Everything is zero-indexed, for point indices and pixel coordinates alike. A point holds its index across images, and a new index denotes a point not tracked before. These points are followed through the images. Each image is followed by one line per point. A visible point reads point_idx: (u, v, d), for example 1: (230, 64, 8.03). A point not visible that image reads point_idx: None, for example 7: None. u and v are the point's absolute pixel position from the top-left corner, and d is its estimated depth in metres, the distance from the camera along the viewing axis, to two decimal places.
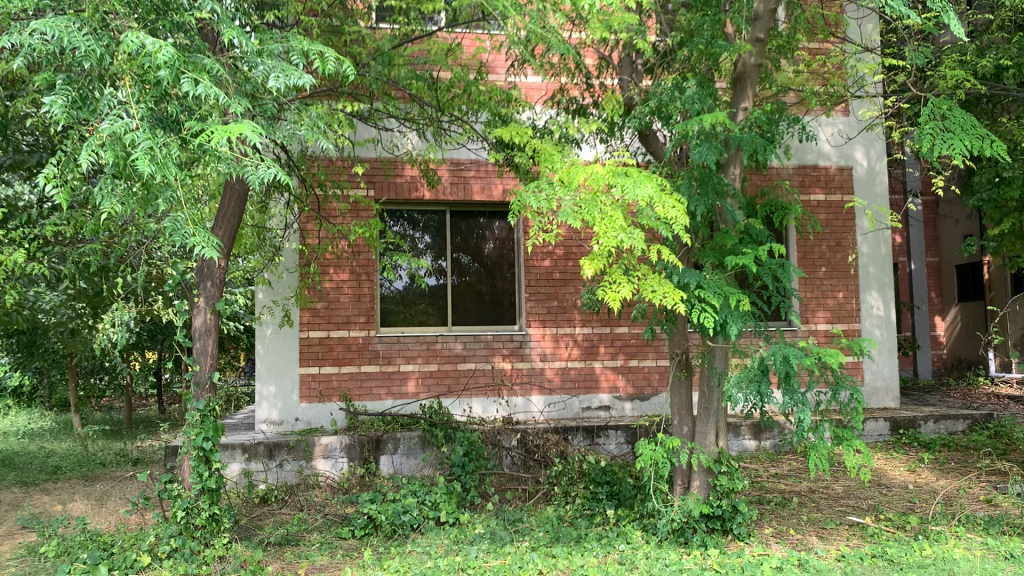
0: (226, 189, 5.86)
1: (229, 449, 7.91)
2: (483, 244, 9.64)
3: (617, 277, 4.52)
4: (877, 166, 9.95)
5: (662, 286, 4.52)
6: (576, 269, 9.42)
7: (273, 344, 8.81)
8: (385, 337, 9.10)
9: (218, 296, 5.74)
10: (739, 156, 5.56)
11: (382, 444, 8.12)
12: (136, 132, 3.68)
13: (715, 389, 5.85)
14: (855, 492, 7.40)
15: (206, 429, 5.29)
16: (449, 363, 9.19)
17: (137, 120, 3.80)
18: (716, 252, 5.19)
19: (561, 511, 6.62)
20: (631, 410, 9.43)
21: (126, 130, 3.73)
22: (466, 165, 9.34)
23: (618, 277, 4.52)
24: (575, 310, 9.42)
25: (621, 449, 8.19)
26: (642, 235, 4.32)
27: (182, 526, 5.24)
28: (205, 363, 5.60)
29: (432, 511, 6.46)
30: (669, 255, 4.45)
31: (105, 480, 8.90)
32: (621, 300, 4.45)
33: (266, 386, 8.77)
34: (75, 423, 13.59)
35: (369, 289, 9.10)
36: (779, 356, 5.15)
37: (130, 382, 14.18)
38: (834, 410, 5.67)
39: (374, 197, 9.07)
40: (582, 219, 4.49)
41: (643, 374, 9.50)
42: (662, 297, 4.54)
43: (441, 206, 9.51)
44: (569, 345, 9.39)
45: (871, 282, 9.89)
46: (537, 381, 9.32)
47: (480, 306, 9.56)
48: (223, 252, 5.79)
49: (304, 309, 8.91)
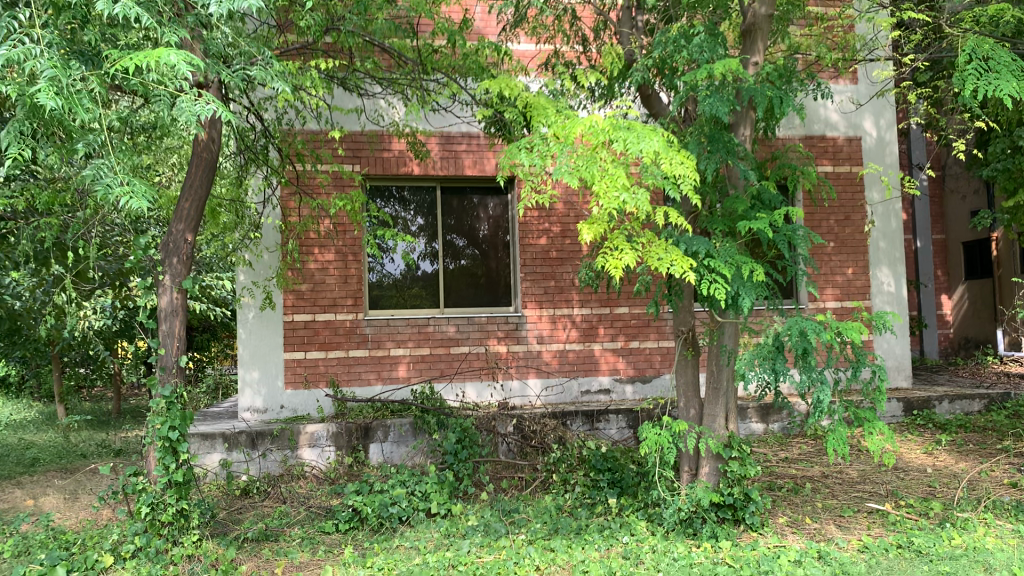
0: (194, 158, 5.44)
1: (206, 440, 7.49)
2: (476, 223, 9.20)
3: (620, 244, 4.08)
4: (886, 136, 9.50)
5: (669, 253, 4.08)
6: (573, 246, 8.97)
7: (256, 328, 8.37)
8: (374, 320, 8.67)
9: (185, 273, 5.28)
10: (750, 114, 5.12)
11: (372, 432, 7.71)
12: (38, 59, 3.51)
13: (724, 369, 5.43)
14: (871, 477, 7.00)
15: (172, 417, 4.86)
16: (441, 347, 8.77)
17: (40, 45, 3.63)
18: (726, 219, 4.77)
19: (560, 501, 6.21)
20: (632, 393, 9.02)
21: (28, 55, 3.56)
22: (456, 139, 8.89)
23: (620, 243, 4.08)
24: (572, 290, 8.99)
25: (623, 434, 7.77)
26: (647, 194, 3.87)
27: (148, 523, 4.82)
28: (172, 345, 5.14)
29: (422, 502, 6.06)
30: (677, 218, 4.00)
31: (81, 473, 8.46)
32: (623, 268, 4.02)
33: (249, 371, 8.35)
34: (60, 414, 13.17)
35: (356, 270, 8.66)
36: (796, 331, 4.73)
37: (117, 372, 13.75)
38: (853, 390, 5.25)
39: (361, 173, 8.62)
40: (579, 178, 4.04)
41: (645, 356, 9.08)
42: (671, 264, 4.11)
43: (432, 183, 9.05)
44: (566, 326, 8.96)
45: (881, 257, 9.46)
46: (534, 364, 8.90)
47: (473, 287, 9.14)
48: (191, 227, 5.34)
49: (288, 292, 8.47)
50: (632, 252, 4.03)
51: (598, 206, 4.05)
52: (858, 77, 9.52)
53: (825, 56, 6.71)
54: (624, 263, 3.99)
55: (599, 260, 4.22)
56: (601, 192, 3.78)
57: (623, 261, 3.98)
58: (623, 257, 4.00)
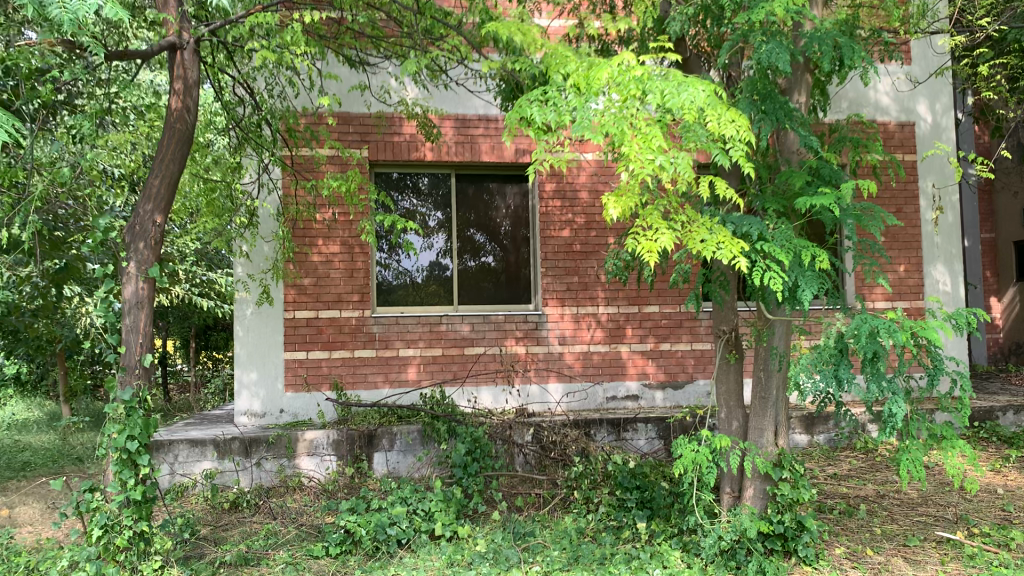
0: (166, 130, 4.77)
1: (196, 447, 6.89)
2: (494, 213, 8.49)
3: (655, 222, 3.35)
4: (942, 121, 8.63)
5: (715, 233, 3.34)
6: (598, 239, 8.23)
7: (254, 325, 7.73)
8: (381, 318, 7.99)
9: (153, 261, 4.60)
10: (805, 77, 4.43)
11: (376, 440, 7.04)
12: None
13: (774, 375, 4.69)
14: (934, 498, 6.19)
15: (131, 426, 4.20)
16: (454, 348, 8.07)
17: None
18: (781, 198, 4.04)
19: (581, 523, 5.50)
20: (663, 400, 8.26)
21: None
22: (472, 122, 8.20)
23: (656, 221, 3.36)
24: (598, 286, 8.24)
25: (653, 446, 7.02)
26: (690, 156, 3.14)
27: (101, 548, 4.15)
28: (135, 342, 4.48)
29: (425, 522, 5.37)
30: (726, 190, 3.26)
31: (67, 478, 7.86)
32: (659, 251, 3.28)
33: (246, 372, 7.72)
34: (65, 415, 12.63)
35: (363, 263, 7.99)
36: (866, 332, 3.96)
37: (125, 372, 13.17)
38: (928, 401, 4.47)
39: (368, 158, 7.96)
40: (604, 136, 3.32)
41: (677, 359, 8.31)
42: (717, 247, 3.37)
43: (445, 169, 8.36)
44: (591, 326, 8.23)
45: (936, 253, 8.61)
46: (555, 367, 8.16)
47: (490, 284, 8.44)
48: (160, 208, 4.66)
49: (289, 287, 7.82)
50: (671, 232, 3.30)
51: (627, 175, 3.33)
52: (912, 56, 8.63)
53: (888, 19, 5.91)
54: (661, 245, 3.26)
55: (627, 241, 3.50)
56: (630, 154, 3.05)
57: (659, 242, 3.25)
58: (660, 238, 3.26)
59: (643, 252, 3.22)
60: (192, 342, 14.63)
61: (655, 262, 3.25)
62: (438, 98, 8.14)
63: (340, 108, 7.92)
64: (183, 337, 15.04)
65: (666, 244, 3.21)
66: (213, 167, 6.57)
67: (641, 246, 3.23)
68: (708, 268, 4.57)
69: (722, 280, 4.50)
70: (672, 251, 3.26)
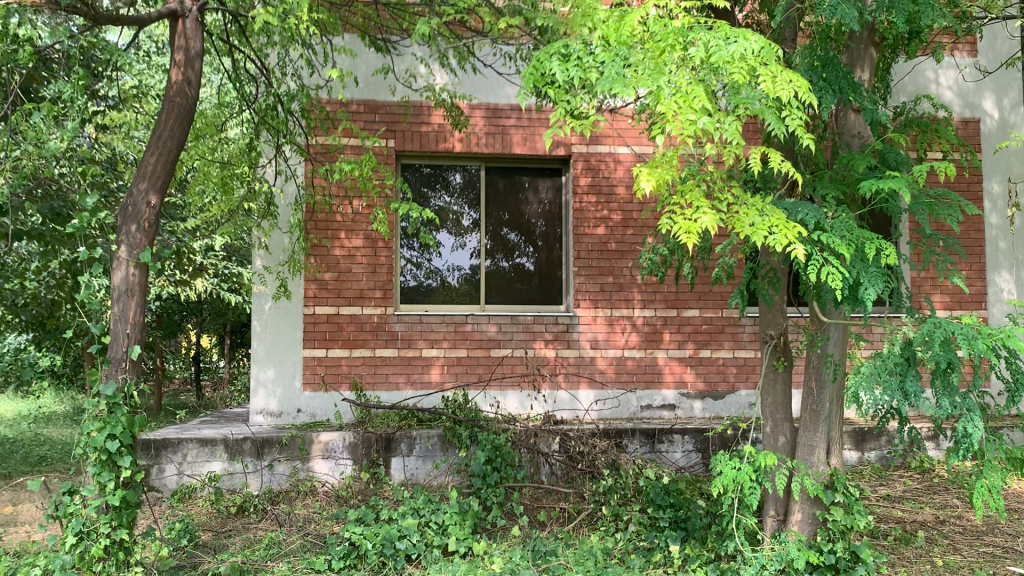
0: (165, 105, 4.43)
1: (206, 447, 6.55)
2: (526, 208, 8.06)
3: (696, 200, 2.90)
4: (1010, 118, 7.98)
5: (766, 215, 2.87)
6: (635, 238, 7.75)
7: (271, 321, 7.39)
8: (404, 317, 7.59)
9: (146, 245, 4.25)
10: (868, 52, 3.94)
11: (394, 444, 6.65)
12: None
13: (828, 388, 4.19)
14: (1002, 526, 5.59)
15: (113, 423, 3.85)
16: (480, 349, 7.65)
17: None
18: (840, 184, 3.56)
19: (608, 543, 5.03)
20: (701, 410, 7.73)
21: None
22: (504, 112, 7.77)
23: (697, 199, 2.90)
24: (634, 288, 7.77)
25: (689, 459, 6.53)
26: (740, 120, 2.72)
27: (76, 558, 3.80)
28: (123, 333, 4.13)
29: (438, 537, 4.96)
30: (779, 163, 2.82)
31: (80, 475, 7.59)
32: (699, 233, 2.82)
33: (263, 369, 7.38)
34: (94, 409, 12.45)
35: (387, 259, 7.60)
36: (936, 338, 3.45)
37: (157, 366, 12.96)
38: (1005, 421, 3.93)
39: (394, 148, 7.59)
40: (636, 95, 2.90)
41: (717, 367, 7.79)
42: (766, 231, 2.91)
43: (475, 160, 7.95)
44: (626, 330, 7.75)
45: (1001, 260, 7.96)
46: (587, 373, 7.69)
47: (520, 283, 8.00)
48: (156, 188, 4.31)
49: (309, 281, 7.46)
50: (714, 212, 2.84)
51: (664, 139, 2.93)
52: (978, 48, 8.00)
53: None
54: (703, 226, 2.80)
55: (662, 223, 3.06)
56: (666, 114, 2.63)
57: (701, 222, 2.79)
58: (700, 217, 2.80)
59: (681, 234, 2.78)
60: (227, 338, 14.47)
61: (694, 245, 2.79)
62: (469, 85, 7.73)
63: (366, 95, 7.55)
64: (217, 332, 14.83)
65: (708, 225, 2.75)
66: (229, 151, 6.26)
67: (678, 226, 2.78)
68: (757, 264, 4.09)
69: (771, 276, 4.02)
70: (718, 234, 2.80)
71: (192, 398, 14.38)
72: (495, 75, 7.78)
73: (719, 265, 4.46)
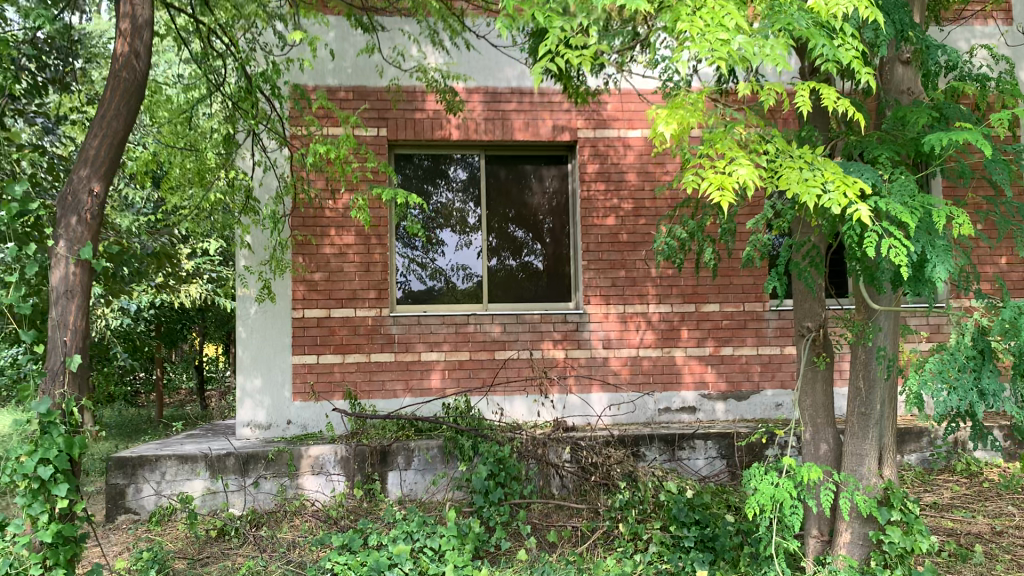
0: (109, 81, 3.88)
1: (187, 464, 6.02)
2: (530, 197, 7.49)
3: (729, 151, 2.56)
4: None
5: (816, 165, 2.48)
6: (648, 228, 7.16)
7: (258, 326, 6.85)
8: (401, 318, 7.04)
9: (88, 240, 3.70)
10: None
11: (390, 457, 6.11)
12: None
13: (879, 387, 3.60)
14: None
15: (48, 443, 3.31)
16: (484, 351, 7.08)
17: None
18: (895, 145, 2.99)
19: (626, 568, 4.46)
20: (724, 413, 7.14)
21: None
22: (504, 95, 7.20)
23: (729, 150, 2.56)
24: (648, 282, 7.19)
25: (713, 467, 5.96)
26: (778, 41, 2.68)
27: None
28: (61, 340, 3.59)
29: (433, 564, 4.42)
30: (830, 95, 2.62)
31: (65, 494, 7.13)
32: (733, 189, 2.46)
33: (250, 379, 6.84)
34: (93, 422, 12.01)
35: (381, 256, 7.05)
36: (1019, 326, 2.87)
37: (159, 376, 12.50)
38: None
39: (387, 138, 7.05)
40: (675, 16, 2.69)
41: (740, 365, 7.18)
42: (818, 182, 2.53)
43: (474, 147, 7.39)
44: (640, 328, 7.17)
45: None
46: (599, 375, 7.11)
47: (526, 279, 7.44)
48: (98, 174, 3.77)
49: (297, 282, 6.93)
50: (750, 163, 2.49)
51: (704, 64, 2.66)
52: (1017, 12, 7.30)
53: None
54: (739, 179, 2.43)
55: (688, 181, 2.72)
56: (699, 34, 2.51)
57: (736, 176, 2.42)
58: (735, 169, 2.45)
59: (712, 190, 2.40)
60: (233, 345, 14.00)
61: (731, 202, 2.41)
62: (464, 66, 7.16)
63: (354, 81, 7.01)
64: (223, 340, 14.36)
65: (745, 177, 2.39)
66: (205, 143, 5.76)
67: (708, 181, 2.41)
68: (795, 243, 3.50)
69: (813, 257, 3.43)
70: (759, 189, 2.43)
71: (195, 409, 13.95)
72: (493, 56, 7.22)
73: (749, 244, 3.83)
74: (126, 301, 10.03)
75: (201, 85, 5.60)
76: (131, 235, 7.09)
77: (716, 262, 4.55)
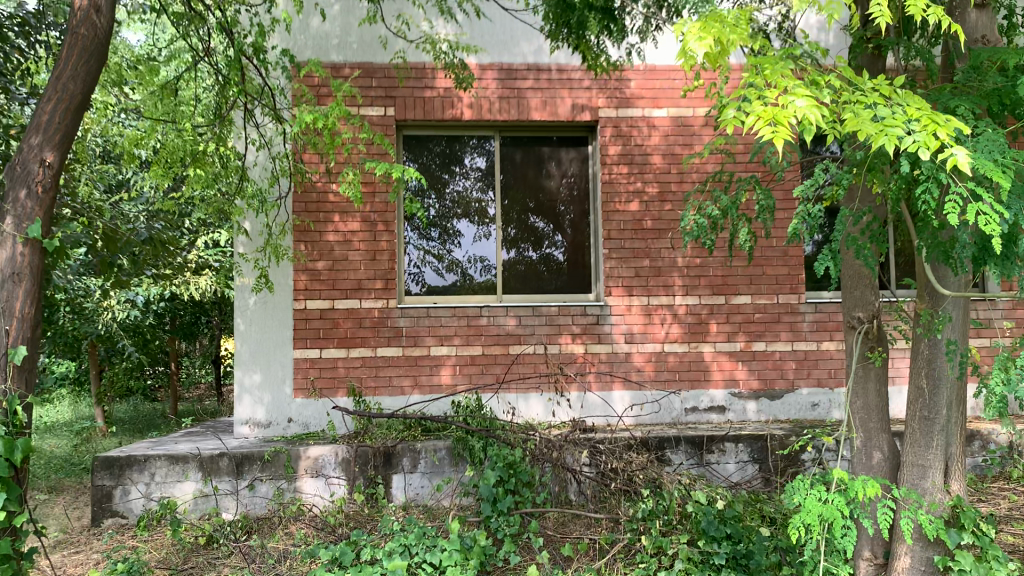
0: (66, 39, 3.46)
1: (178, 464, 5.61)
2: (548, 181, 7.01)
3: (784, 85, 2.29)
4: None
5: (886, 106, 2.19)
6: (675, 214, 6.65)
7: (257, 317, 6.43)
8: (409, 310, 6.59)
9: (39, 216, 3.28)
10: None
11: (395, 459, 5.65)
12: None
13: (944, 390, 3.29)
14: None
15: None
16: (497, 346, 6.61)
17: None
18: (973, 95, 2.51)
19: None
20: (756, 413, 6.61)
21: None
22: (520, 72, 6.71)
23: (784, 82, 2.32)
24: (674, 271, 6.67)
25: (745, 472, 5.44)
26: None
27: None
28: (4, 329, 3.19)
29: None
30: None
31: (59, 494, 6.76)
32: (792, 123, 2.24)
33: (248, 374, 6.41)
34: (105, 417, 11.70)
35: (388, 244, 6.60)
36: None
37: (174, 369, 12.18)
38: None
39: (396, 118, 6.59)
40: None
41: (774, 362, 6.65)
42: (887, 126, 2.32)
43: (489, 128, 6.92)
44: (665, 322, 6.66)
45: None
46: (621, 372, 6.62)
47: (545, 269, 6.95)
48: (51, 143, 3.34)
49: (299, 271, 6.49)
50: (810, 94, 2.24)
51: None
52: None
53: None
54: (797, 113, 2.17)
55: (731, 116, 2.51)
56: None
57: (793, 110, 2.18)
58: (793, 102, 2.21)
59: (763, 124, 2.18)
60: None
61: (786, 141, 2.18)
62: (475, 35, 6.69)
63: (359, 57, 6.57)
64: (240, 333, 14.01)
65: (804, 109, 2.15)
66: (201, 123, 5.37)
67: (761, 114, 2.18)
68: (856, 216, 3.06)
69: (872, 230, 2.99)
70: (820, 127, 2.19)
71: (209, 404, 13.66)
72: (510, 29, 6.72)
73: (795, 217, 3.32)
74: (131, 293, 9.69)
75: (194, 56, 5.19)
76: (125, 220, 6.70)
77: (752, 246, 4.08)
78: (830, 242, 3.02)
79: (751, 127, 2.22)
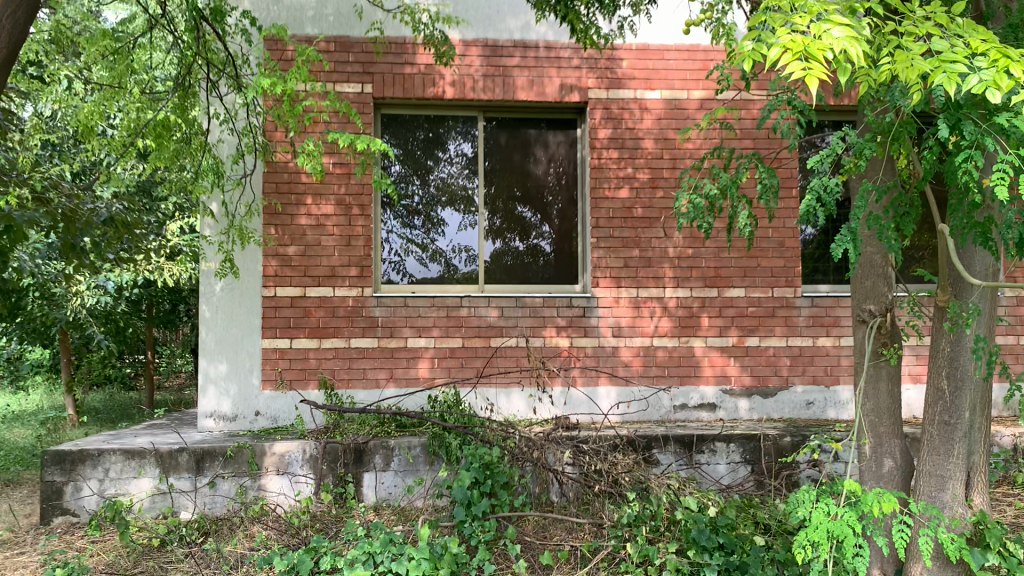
0: None
1: (133, 460, 5.23)
2: (533, 165, 6.66)
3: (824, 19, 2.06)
4: None
5: (938, 44, 2.06)
6: (666, 201, 6.32)
7: (224, 304, 6.06)
8: (385, 299, 6.23)
9: None
10: None
11: (366, 457, 5.30)
12: None
13: (967, 392, 3.19)
14: None
15: None
16: (478, 338, 6.27)
17: None
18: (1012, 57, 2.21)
19: None
20: (748, 411, 6.30)
21: None
22: (506, 49, 6.35)
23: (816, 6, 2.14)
24: (665, 261, 6.35)
25: (737, 475, 5.12)
26: None
27: None
28: None
29: None
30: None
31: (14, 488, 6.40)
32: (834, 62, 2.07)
33: (214, 364, 6.05)
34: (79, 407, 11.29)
35: (364, 229, 6.24)
36: None
37: (151, 358, 11.77)
38: None
39: (375, 95, 6.23)
40: None
41: (768, 359, 6.34)
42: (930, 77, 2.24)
43: (473, 108, 6.56)
44: (655, 315, 6.33)
45: None
46: (608, 367, 6.29)
47: (531, 259, 6.61)
48: None
49: (269, 256, 6.12)
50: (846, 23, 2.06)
51: None
52: None
53: None
54: (834, 45, 1.98)
55: (746, 50, 2.32)
56: None
57: (829, 41, 1.98)
58: (829, 33, 2.01)
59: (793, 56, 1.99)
60: None
61: (819, 77, 1.99)
62: (459, 8, 6.33)
63: (336, 30, 6.20)
64: None
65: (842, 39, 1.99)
66: (164, 97, 5.00)
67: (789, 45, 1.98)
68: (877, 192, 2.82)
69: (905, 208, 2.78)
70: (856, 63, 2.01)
71: (187, 395, 13.29)
72: (496, 2, 6.36)
73: (808, 194, 3.02)
74: (101, 278, 9.32)
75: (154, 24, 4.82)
76: (87, 199, 6.34)
77: (752, 231, 3.77)
78: (850, 221, 2.77)
79: (776, 60, 2.02)
